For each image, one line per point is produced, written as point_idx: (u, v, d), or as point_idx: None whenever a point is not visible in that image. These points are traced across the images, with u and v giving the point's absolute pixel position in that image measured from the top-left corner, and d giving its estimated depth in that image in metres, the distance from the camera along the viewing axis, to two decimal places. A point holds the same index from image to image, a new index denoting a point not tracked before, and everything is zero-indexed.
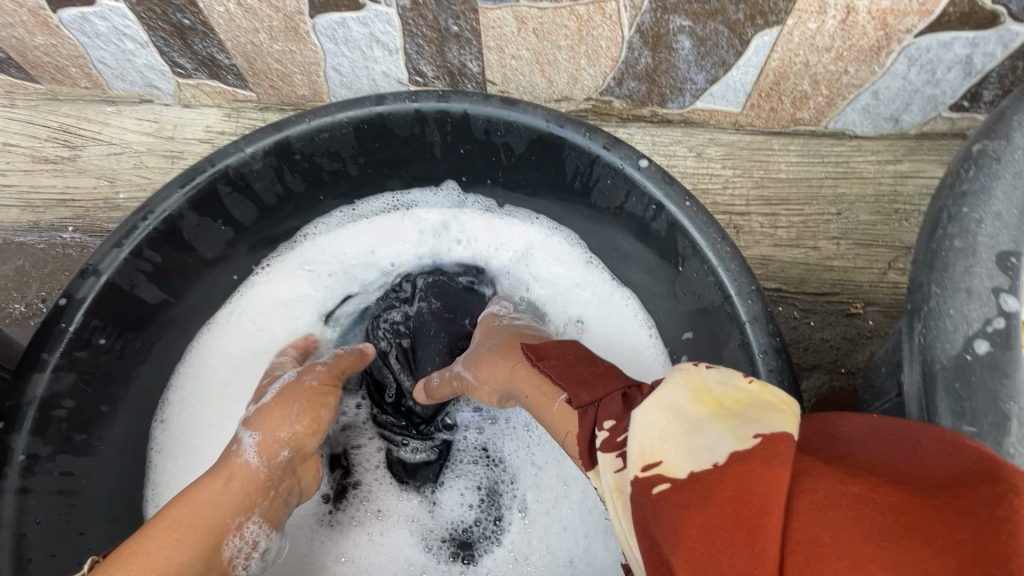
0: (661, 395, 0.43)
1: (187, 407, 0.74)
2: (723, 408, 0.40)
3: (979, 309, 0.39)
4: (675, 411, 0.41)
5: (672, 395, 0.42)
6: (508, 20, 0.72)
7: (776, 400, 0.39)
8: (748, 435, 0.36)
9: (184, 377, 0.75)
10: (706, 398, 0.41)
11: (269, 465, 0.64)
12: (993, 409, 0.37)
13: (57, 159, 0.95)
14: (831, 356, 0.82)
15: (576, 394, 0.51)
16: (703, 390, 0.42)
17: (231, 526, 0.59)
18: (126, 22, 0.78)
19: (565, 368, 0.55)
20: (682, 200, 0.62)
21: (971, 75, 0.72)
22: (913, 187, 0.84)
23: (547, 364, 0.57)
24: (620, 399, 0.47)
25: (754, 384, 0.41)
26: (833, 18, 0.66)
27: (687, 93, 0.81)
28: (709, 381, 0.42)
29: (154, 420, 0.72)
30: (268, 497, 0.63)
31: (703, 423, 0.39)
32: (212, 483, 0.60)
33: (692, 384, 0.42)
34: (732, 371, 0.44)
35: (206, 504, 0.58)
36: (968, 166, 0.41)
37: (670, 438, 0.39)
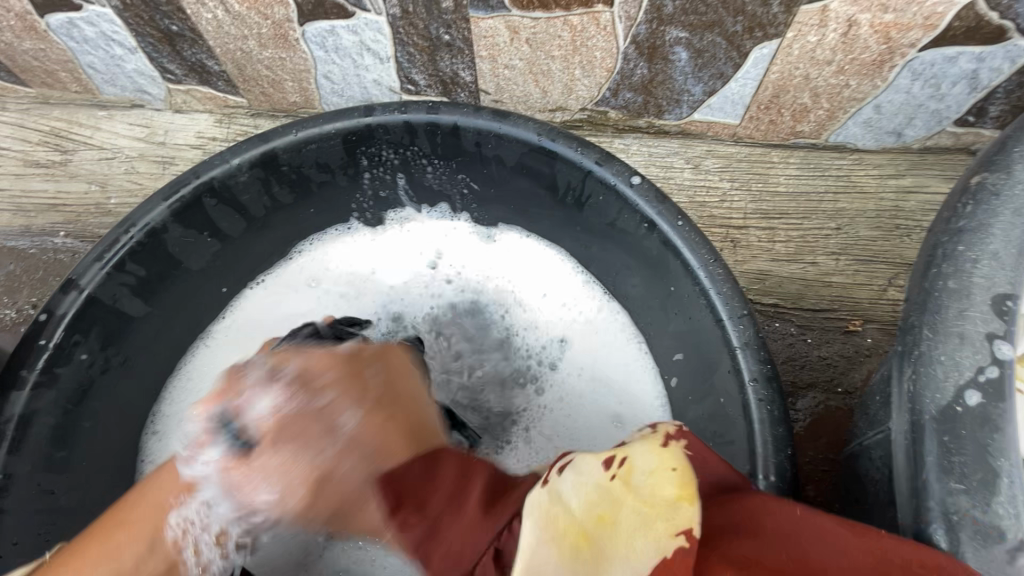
0: (532, 557, 0.41)
1: (180, 422, 0.73)
2: (591, 533, 0.41)
3: (971, 356, 0.37)
4: (554, 562, 0.40)
5: (541, 554, 0.41)
6: (501, 30, 0.70)
7: (645, 509, 0.40)
8: (644, 557, 0.38)
9: (178, 390, 0.74)
10: (574, 530, 0.41)
11: (243, 467, 0.54)
12: (982, 464, 0.35)
13: (49, 163, 0.95)
14: (828, 373, 0.80)
15: (444, 566, 0.50)
16: (569, 517, 0.42)
17: (174, 510, 0.57)
18: (114, 27, 0.77)
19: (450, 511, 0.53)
20: (674, 219, 0.60)
21: (977, 90, 0.69)
22: (916, 203, 0.82)
23: (406, 521, 0.53)
24: (496, 562, 0.47)
25: (617, 483, 0.43)
26: (835, 31, 0.64)
27: (684, 105, 0.79)
28: (567, 496, 0.44)
29: (148, 432, 0.72)
30: (217, 480, 0.58)
31: (573, 571, 0.39)
32: (169, 466, 0.58)
33: (553, 517, 0.42)
34: (593, 461, 0.46)
35: (158, 488, 0.57)
36: (966, 201, 0.40)
37: (547, 571, 0.40)
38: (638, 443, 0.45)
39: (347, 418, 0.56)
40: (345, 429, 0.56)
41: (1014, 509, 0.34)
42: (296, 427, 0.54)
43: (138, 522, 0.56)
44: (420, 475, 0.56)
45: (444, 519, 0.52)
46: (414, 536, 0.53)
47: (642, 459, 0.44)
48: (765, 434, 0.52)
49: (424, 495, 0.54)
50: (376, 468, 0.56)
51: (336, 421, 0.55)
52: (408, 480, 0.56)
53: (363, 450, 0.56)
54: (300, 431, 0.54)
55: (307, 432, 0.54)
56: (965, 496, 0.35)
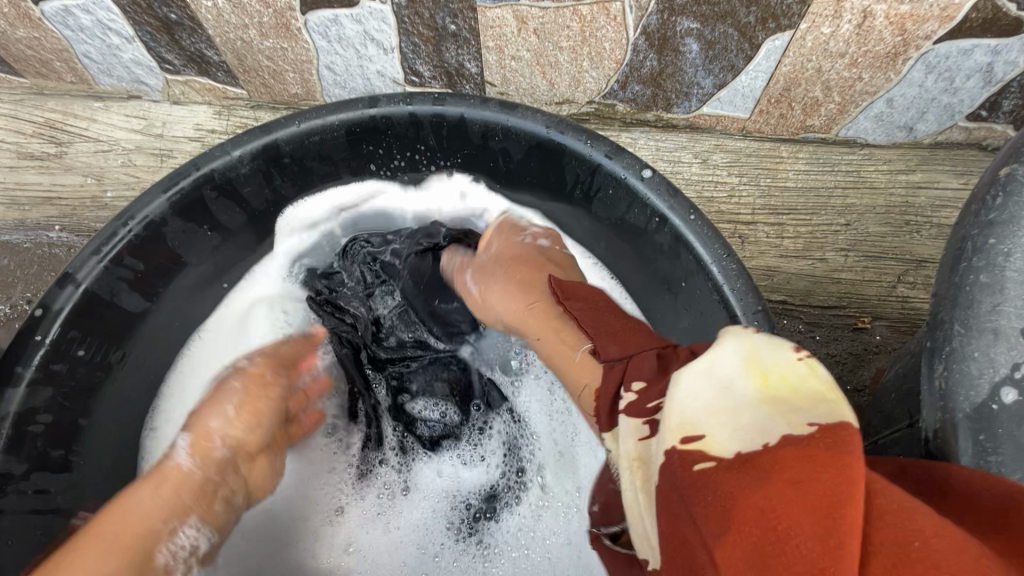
0: (710, 362, 0.37)
1: (176, 419, 0.72)
2: (771, 386, 0.34)
3: (1006, 353, 0.36)
4: (722, 381, 0.36)
5: (721, 362, 0.37)
6: (509, 20, 0.68)
7: (818, 388, 0.34)
8: (801, 422, 0.31)
9: (172, 387, 0.73)
10: (759, 371, 0.35)
11: (205, 465, 0.57)
12: (1019, 464, 0.36)
13: (44, 155, 0.93)
14: (837, 371, 0.80)
15: (605, 346, 0.48)
16: (755, 359, 0.36)
17: (164, 532, 0.51)
18: (110, 15, 0.75)
19: (594, 319, 0.52)
20: (686, 213, 0.59)
21: (991, 84, 0.69)
22: (926, 198, 0.81)
23: (573, 305, 0.54)
24: (655, 359, 0.44)
25: (802, 364, 0.35)
26: (850, 22, 0.63)
27: (693, 98, 0.78)
28: (765, 353, 0.36)
29: (145, 429, 0.71)
30: (204, 500, 0.55)
31: (754, 404, 0.34)
32: (141, 489, 0.53)
33: (745, 352, 0.37)
34: (785, 338, 0.38)
35: (136, 511, 0.51)
36: (995, 193, 0.38)
37: (717, 414, 0.34)
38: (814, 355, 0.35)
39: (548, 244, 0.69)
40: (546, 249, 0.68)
41: None
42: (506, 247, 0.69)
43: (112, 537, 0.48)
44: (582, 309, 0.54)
45: (608, 316, 0.52)
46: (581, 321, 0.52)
47: (829, 370, 0.35)
48: None
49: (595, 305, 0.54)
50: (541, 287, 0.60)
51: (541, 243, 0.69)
52: (592, 304, 0.54)
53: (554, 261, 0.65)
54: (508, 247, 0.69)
55: (518, 273, 0.63)
56: None
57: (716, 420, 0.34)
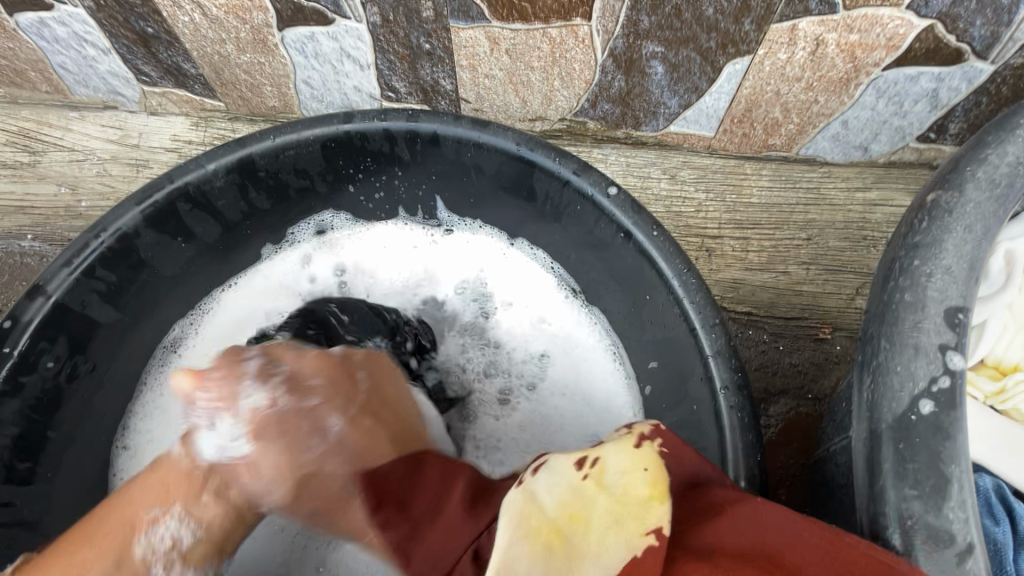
0: (508, 546, 0.40)
1: (151, 435, 0.72)
2: (562, 527, 0.41)
3: (925, 367, 0.39)
4: (532, 564, 0.38)
5: (516, 552, 0.39)
6: (480, 40, 0.71)
7: (611, 504, 0.42)
8: (611, 562, 0.38)
9: (146, 403, 0.73)
10: (546, 527, 0.40)
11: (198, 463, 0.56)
12: (934, 471, 0.37)
13: (17, 164, 0.92)
14: (798, 380, 0.81)
15: (421, 569, 0.49)
16: (540, 514, 0.41)
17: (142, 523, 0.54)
18: (87, 28, 0.76)
19: (397, 513, 0.53)
20: (650, 229, 0.61)
21: (937, 108, 0.73)
22: (881, 216, 0.85)
23: (381, 514, 0.54)
24: (474, 567, 0.44)
25: (588, 483, 0.43)
26: (803, 49, 0.66)
27: (661, 117, 0.81)
28: (540, 495, 0.43)
29: (116, 447, 0.71)
30: (194, 490, 0.56)
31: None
32: (122, 490, 0.56)
33: (525, 515, 0.41)
34: (557, 465, 0.45)
35: (125, 502, 0.55)
36: (922, 217, 0.42)
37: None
38: (608, 448, 0.45)
39: (335, 421, 0.58)
40: (333, 431, 0.58)
41: (963, 514, 0.36)
42: (279, 425, 0.56)
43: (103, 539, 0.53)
44: (400, 476, 0.56)
45: (409, 495, 0.54)
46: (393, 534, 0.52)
47: (612, 464, 0.44)
48: (735, 441, 0.54)
49: (387, 483, 0.56)
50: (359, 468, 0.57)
51: (325, 424, 0.58)
52: (414, 504, 0.53)
53: (348, 451, 0.57)
54: (287, 429, 0.56)
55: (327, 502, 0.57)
56: (917, 501, 0.37)
57: None
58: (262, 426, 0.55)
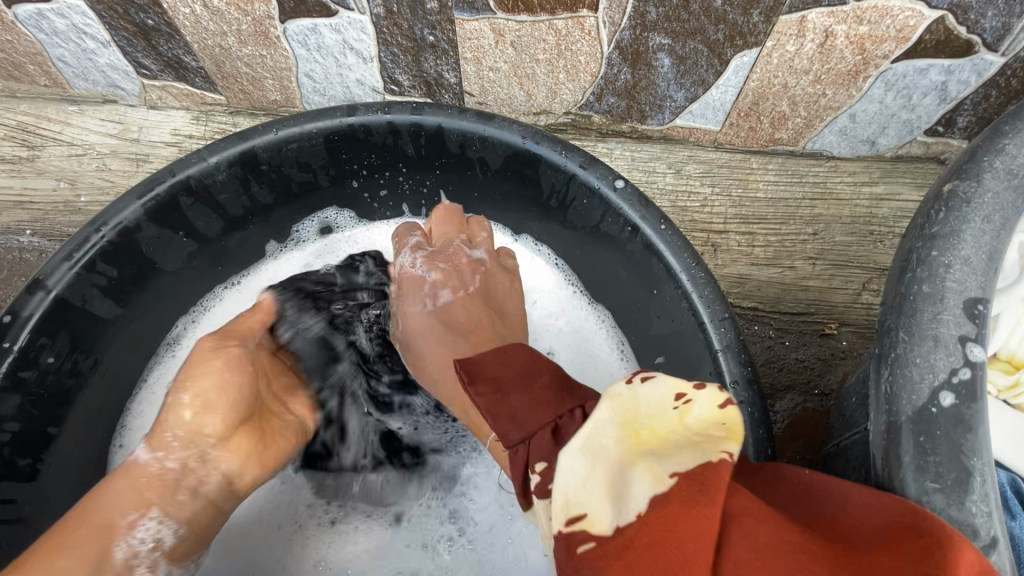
0: (592, 428, 0.40)
1: (148, 435, 0.71)
2: (643, 439, 0.40)
3: (945, 359, 0.38)
4: (600, 453, 0.39)
5: (602, 431, 0.40)
6: (485, 32, 0.70)
7: (690, 436, 0.40)
8: (664, 475, 0.37)
9: (143, 402, 0.72)
10: (630, 426, 0.40)
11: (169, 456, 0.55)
12: (956, 464, 0.36)
13: (15, 159, 0.91)
14: (805, 376, 0.81)
15: (505, 431, 0.46)
16: (633, 415, 0.40)
17: (120, 528, 0.52)
18: (86, 20, 0.75)
19: (496, 401, 0.49)
20: (657, 223, 0.61)
21: (946, 101, 0.72)
22: (888, 210, 0.84)
23: (477, 391, 0.50)
24: (551, 437, 0.43)
25: (677, 413, 0.40)
26: (812, 41, 0.65)
27: (667, 111, 0.80)
28: (641, 398, 0.41)
29: (114, 446, 0.70)
30: (169, 494, 0.55)
31: (627, 463, 0.38)
32: (107, 484, 0.54)
33: (624, 406, 0.40)
34: (664, 380, 0.41)
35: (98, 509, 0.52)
36: (938, 208, 0.42)
37: (595, 489, 0.37)
38: (704, 389, 0.41)
39: (445, 295, 0.69)
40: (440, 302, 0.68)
41: (986, 508, 0.35)
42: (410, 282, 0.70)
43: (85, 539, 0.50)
44: (495, 364, 0.52)
45: (513, 389, 0.49)
46: (482, 402, 0.49)
47: (698, 402, 0.40)
48: (745, 436, 0.53)
49: (501, 375, 0.51)
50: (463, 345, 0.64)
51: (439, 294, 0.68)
52: (497, 378, 0.51)
53: (449, 326, 0.66)
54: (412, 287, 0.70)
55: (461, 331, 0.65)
56: (939, 495, 0.36)
57: (595, 500, 0.37)
58: (410, 284, 0.70)
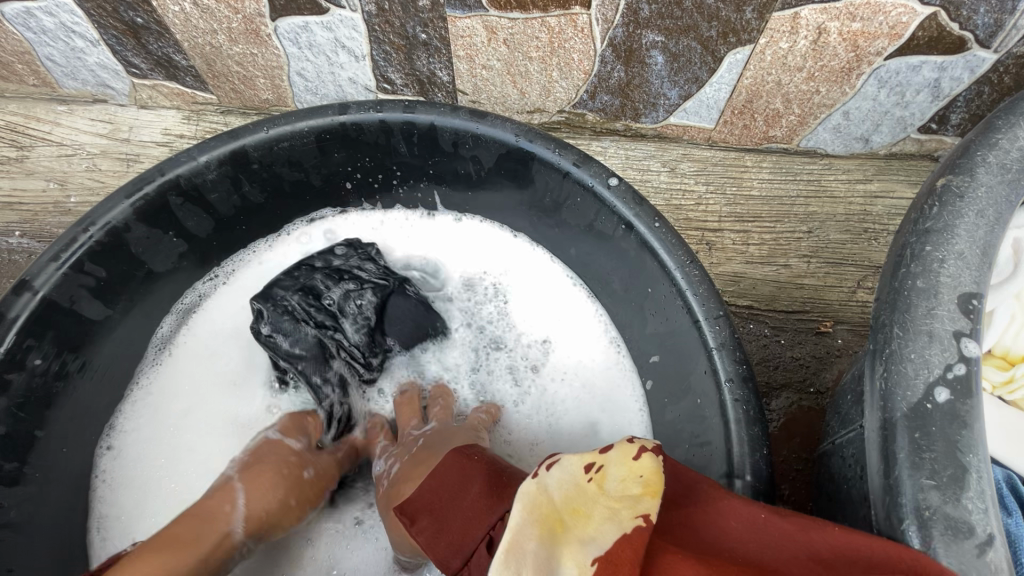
0: (511, 539, 0.39)
1: (138, 438, 0.70)
2: (564, 522, 0.40)
3: (940, 354, 0.38)
4: (531, 557, 0.38)
5: (522, 536, 0.39)
6: (478, 30, 0.69)
7: (609, 502, 0.41)
8: (586, 561, 0.37)
9: (134, 404, 0.71)
10: (551, 517, 0.40)
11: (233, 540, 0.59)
12: (952, 460, 0.36)
13: (4, 160, 0.90)
14: (800, 374, 0.80)
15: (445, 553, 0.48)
16: (548, 505, 0.41)
17: None
18: (74, 18, 0.74)
19: (436, 534, 0.49)
20: (651, 220, 0.60)
21: (939, 98, 0.72)
22: (882, 207, 0.84)
23: (419, 528, 0.50)
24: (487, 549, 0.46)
25: (591, 484, 0.42)
26: (805, 38, 0.65)
27: (661, 109, 0.80)
28: (549, 487, 0.42)
29: (100, 448, 0.69)
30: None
31: (553, 559, 0.38)
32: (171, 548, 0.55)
33: (536, 502, 0.41)
34: (568, 461, 0.44)
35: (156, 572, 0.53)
36: (932, 202, 0.42)
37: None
38: (609, 452, 0.44)
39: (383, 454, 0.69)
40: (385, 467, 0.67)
41: (982, 504, 0.35)
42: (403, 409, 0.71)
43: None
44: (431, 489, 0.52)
45: (451, 511, 0.49)
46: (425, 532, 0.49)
47: (610, 483, 0.42)
48: (740, 434, 0.53)
49: (434, 498, 0.51)
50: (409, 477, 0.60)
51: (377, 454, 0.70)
52: (434, 509, 0.50)
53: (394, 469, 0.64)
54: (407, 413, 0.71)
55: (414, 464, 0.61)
56: (935, 492, 0.35)
57: None
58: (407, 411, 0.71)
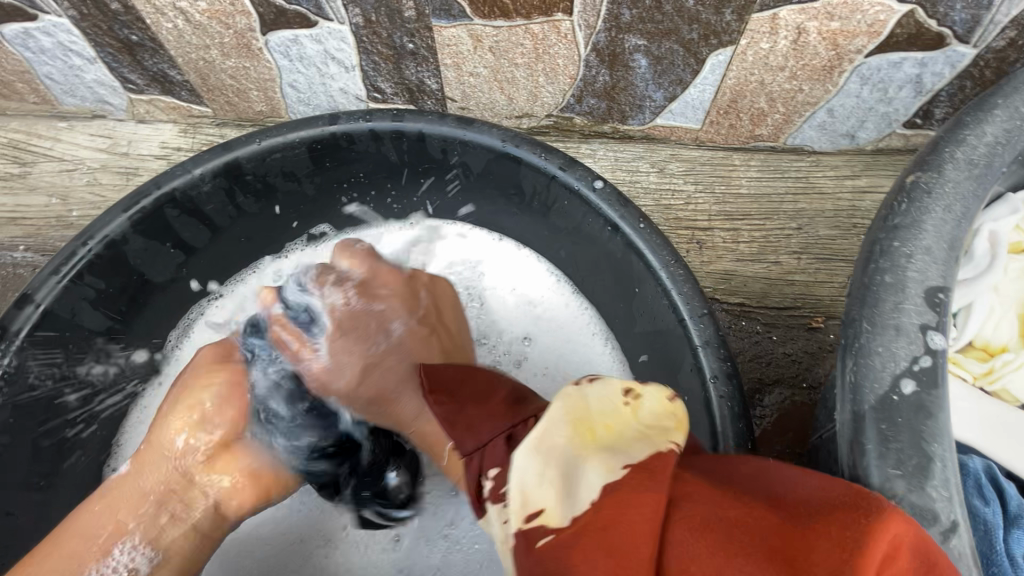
0: (541, 431, 0.42)
1: (136, 458, 0.71)
2: (596, 434, 0.43)
3: (906, 347, 0.39)
4: (552, 450, 0.41)
5: (552, 430, 0.42)
6: (463, 38, 0.71)
7: (641, 430, 0.43)
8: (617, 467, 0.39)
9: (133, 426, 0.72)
10: (584, 425, 0.43)
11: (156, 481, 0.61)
12: (917, 450, 0.37)
13: (7, 176, 0.92)
14: (792, 370, 0.81)
15: (462, 440, 0.50)
16: (585, 413, 0.43)
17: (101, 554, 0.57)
18: (71, 37, 0.76)
19: (454, 408, 0.53)
20: (636, 221, 0.61)
21: (921, 94, 0.73)
22: (871, 202, 0.85)
23: (440, 397, 0.55)
24: (505, 442, 0.46)
25: (628, 408, 0.44)
26: (785, 38, 0.66)
27: (647, 110, 0.81)
28: (592, 402, 0.44)
29: (105, 469, 0.71)
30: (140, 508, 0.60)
31: (580, 458, 0.41)
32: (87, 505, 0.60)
33: (574, 407, 0.43)
34: (608, 381, 0.46)
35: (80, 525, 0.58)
36: (901, 198, 0.43)
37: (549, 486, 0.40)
38: (650, 389, 0.45)
39: (398, 325, 0.69)
40: (396, 337, 0.68)
41: (946, 492, 0.36)
42: (401, 288, 0.70)
43: (61, 554, 0.56)
44: (455, 374, 0.58)
45: (478, 418, 0.51)
46: (442, 413, 0.54)
47: (648, 404, 0.44)
48: (725, 430, 0.54)
49: (458, 386, 0.56)
50: (419, 360, 0.67)
51: (389, 327, 0.68)
52: (447, 383, 0.57)
53: (405, 357, 0.67)
54: (405, 293, 0.70)
55: (425, 358, 0.67)
56: (901, 481, 0.36)
57: (549, 494, 0.40)
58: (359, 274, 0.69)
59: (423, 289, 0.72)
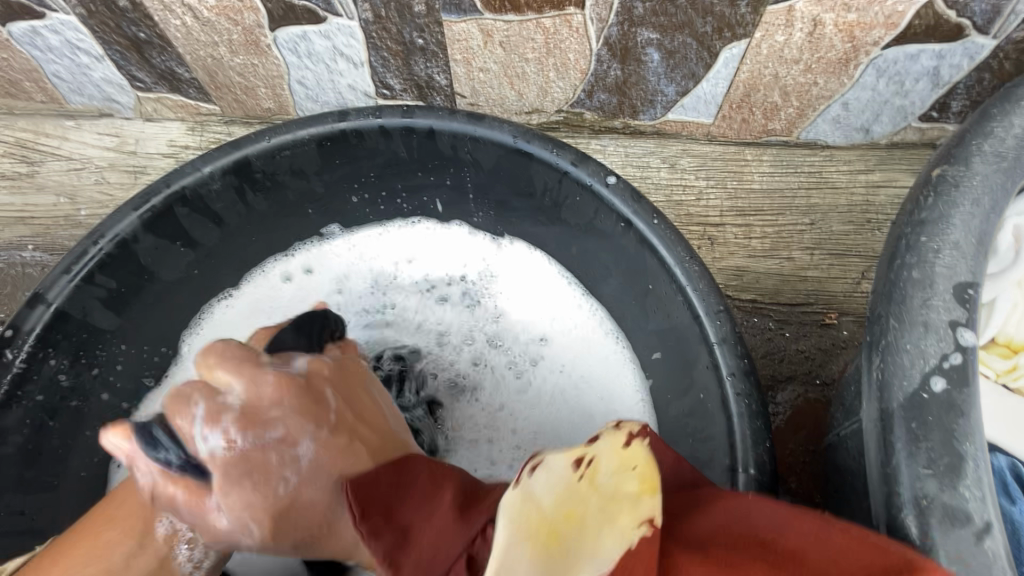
0: (503, 554, 0.36)
1: None
2: (560, 529, 0.37)
3: (936, 344, 0.38)
4: (511, 561, 0.36)
5: (516, 551, 0.36)
6: (474, 33, 0.70)
7: (606, 499, 0.39)
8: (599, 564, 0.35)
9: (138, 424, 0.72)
10: (545, 526, 0.37)
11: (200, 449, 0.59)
12: (948, 449, 0.36)
13: (15, 176, 0.92)
14: (806, 367, 0.80)
15: (393, 547, 0.46)
16: (538, 512, 0.38)
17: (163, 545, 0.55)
18: (79, 35, 0.76)
19: (378, 502, 0.50)
20: (650, 217, 0.61)
21: (938, 86, 0.72)
22: (885, 196, 0.84)
23: (379, 499, 0.50)
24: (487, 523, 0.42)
25: (583, 481, 0.41)
26: (801, 30, 0.65)
27: (658, 105, 0.80)
28: (537, 493, 0.40)
29: (112, 467, 0.71)
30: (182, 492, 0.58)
31: (546, 575, 0.35)
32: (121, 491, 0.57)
33: (523, 513, 0.38)
34: (553, 465, 0.42)
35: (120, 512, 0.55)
36: (927, 192, 0.42)
37: None
38: (598, 441, 0.44)
39: (305, 449, 0.53)
40: (303, 459, 0.53)
41: (979, 492, 0.35)
42: (308, 400, 0.55)
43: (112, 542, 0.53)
44: (391, 481, 0.52)
45: (397, 504, 0.49)
46: (372, 524, 0.48)
47: (603, 477, 0.41)
48: (743, 427, 0.53)
49: (395, 505, 0.49)
50: (342, 472, 0.53)
51: (294, 454, 0.53)
52: (377, 481, 0.51)
53: (349, 447, 0.54)
54: (312, 404, 0.55)
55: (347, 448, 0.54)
56: (932, 480, 0.36)
57: None
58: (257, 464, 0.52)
59: (331, 386, 0.57)
